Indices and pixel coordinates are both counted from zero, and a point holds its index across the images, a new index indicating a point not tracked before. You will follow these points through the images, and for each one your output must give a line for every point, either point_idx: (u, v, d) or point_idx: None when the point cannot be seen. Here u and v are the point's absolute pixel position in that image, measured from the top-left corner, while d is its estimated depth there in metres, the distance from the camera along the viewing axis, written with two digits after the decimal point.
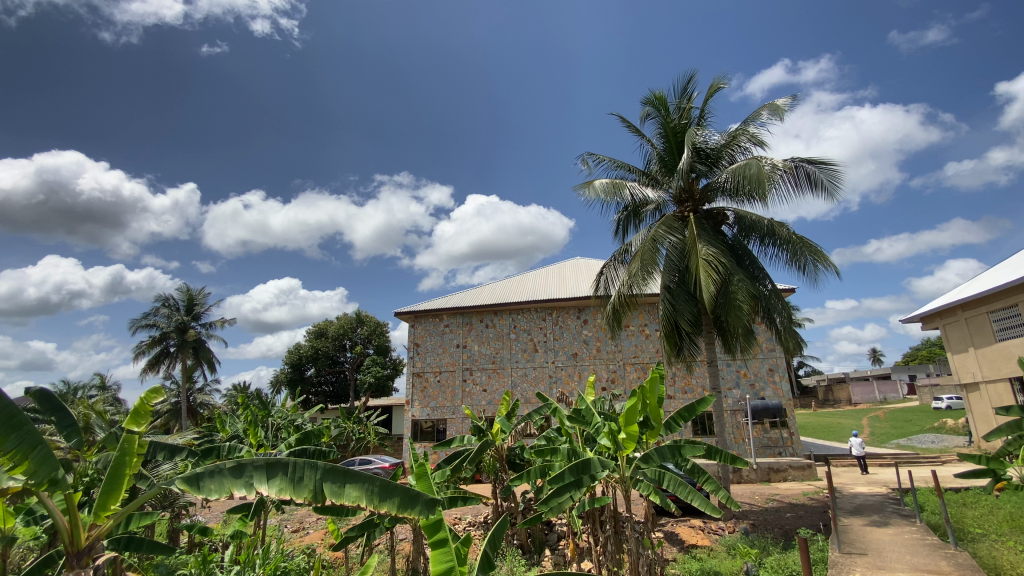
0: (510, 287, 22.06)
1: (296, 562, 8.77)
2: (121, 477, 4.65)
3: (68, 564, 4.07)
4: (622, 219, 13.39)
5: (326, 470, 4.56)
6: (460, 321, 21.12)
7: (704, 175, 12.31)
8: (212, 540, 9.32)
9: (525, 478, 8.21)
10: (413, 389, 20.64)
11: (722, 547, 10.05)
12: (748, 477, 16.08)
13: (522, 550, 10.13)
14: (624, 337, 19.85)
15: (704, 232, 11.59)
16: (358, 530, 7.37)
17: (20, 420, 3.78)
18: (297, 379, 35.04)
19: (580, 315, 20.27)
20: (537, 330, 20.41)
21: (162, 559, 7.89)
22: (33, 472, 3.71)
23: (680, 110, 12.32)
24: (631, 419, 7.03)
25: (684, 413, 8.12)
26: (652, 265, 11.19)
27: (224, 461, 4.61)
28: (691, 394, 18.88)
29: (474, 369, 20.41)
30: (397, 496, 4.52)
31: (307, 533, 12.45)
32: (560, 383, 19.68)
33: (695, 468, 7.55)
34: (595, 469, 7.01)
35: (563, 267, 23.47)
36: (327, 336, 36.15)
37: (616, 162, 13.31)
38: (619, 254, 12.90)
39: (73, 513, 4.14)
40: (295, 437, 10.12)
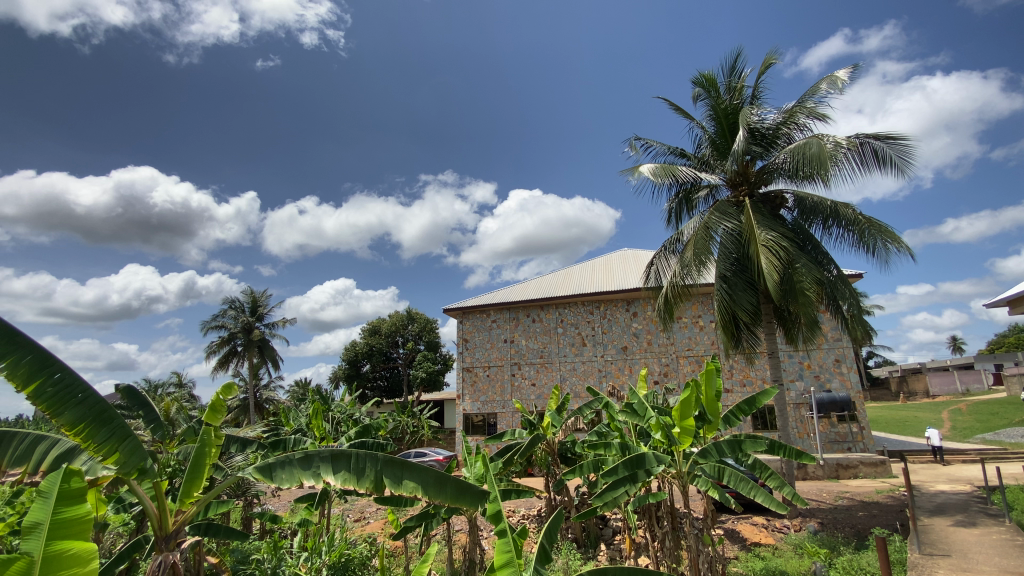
0: (557, 281, 21.94)
1: (360, 551, 9.11)
2: (203, 467, 4.99)
3: (158, 546, 4.41)
4: (673, 207, 13.03)
5: (385, 462, 4.70)
6: (507, 317, 21.23)
7: (760, 156, 11.70)
8: (281, 528, 9.88)
9: (577, 473, 8.13)
10: (463, 384, 20.95)
11: (788, 547, 9.60)
12: (814, 473, 15.30)
13: (578, 544, 10.06)
14: (676, 330, 19.32)
15: (761, 216, 11.02)
16: (415, 520, 7.56)
17: (110, 415, 4.10)
18: (353, 375, 36.44)
19: (629, 308, 19.87)
20: (585, 324, 20.20)
21: (238, 544, 8.42)
22: (124, 462, 4.04)
23: (731, 90, 11.79)
24: (685, 413, 6.81)
25: (744, 406, 7.77)
26: (706, 252, 10.74)
27: (293, 452, 4.85)
28: (750, 387, 18.19)
29: (522, 364, 20.48)
30: (451, 488, 4.61)
31: (367, 522, 12.96)
32: (611, 377, 19.42)
33: (757, 464, 7.22)
34: (650, 464, 6.85)
35: (611, 259, 23.09)
36: (381, 333, 37.28)
37: (664, 148, 12.89)
38: (670, 243, 12.51)
39: (161, 500, 4.47)
40: (354, 431, 10.51)
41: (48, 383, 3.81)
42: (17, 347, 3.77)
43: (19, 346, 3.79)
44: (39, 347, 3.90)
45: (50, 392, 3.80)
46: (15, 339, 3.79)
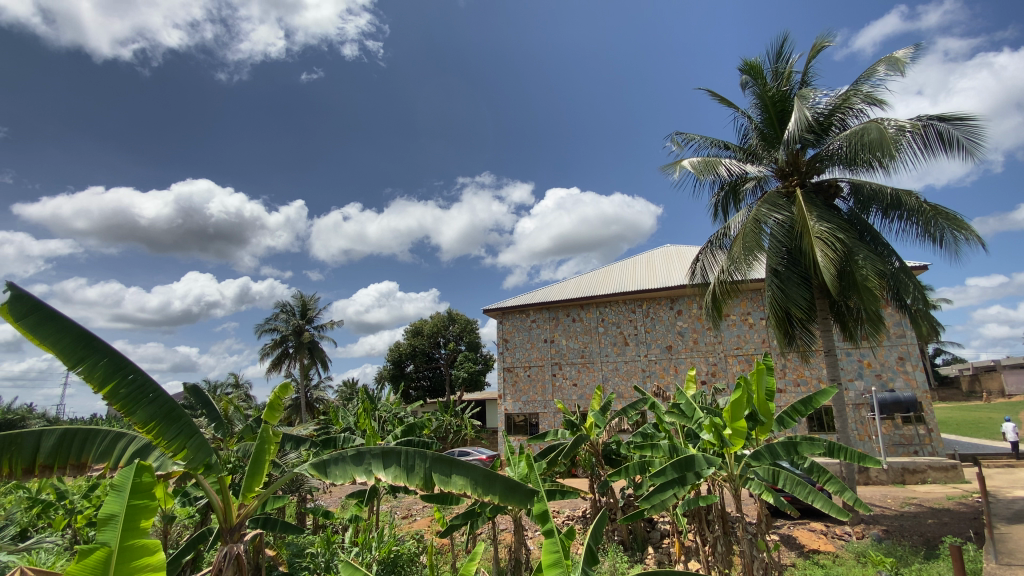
0: (597, 280, 21.69)
1: (408, 547, 9.31)
2: (263, 462, 5.22)
3: (223, 537, 4.64)
4: (719, 200, 12.63)
5: (434, 459, 4.79)
6: (547, 316, 21.17)
7: (812, 144, 11.17)
8: (333, 523, 10.21)
9: (623, 475, 7.97)
10: (504, 384, 21.02)
11: (850, 555, 9.11)
12: (876, 478, 14.47)
13: (624, 546, 9.92)
14: (724, 328, 18.72)
15: (815, 207, 10.49)
16: (461, 519, 7.63)
17: (178, 414, 4.35)
18: (398, 375, 37.33)
19: (673, 306, 19.39)
20: (627, 323, 19.89)
21: (294, 538, 8.75)
22: (191, 458, 4.26)
23: (778, 77, 11.31)
24: (737, 414, 6.56)
25: (800, 407, 7.44)
26: (756, 246, 10.31)
27: (345, 449, 4.99)
28: (804, 387, 17.41)
29: (563, 364, 20.36)
30: (499, 486, 4.65)
31: (414, 519, 13.23)
32: (655, 377, 19.02)
33: (815, 467, 6.88)
34: (700, 465, 6.64)
35: (653, 256, 22.61)
36: (423, 334, 38.00)
37: (708, 140, 12.51)
38: (716, 239, 12.15)
39: (225, 494, 4.72)
40: (400, 429, 10.73)
41: (122, 383, 4.09)
42: (94, 351, 4.06)
43: (96, 350, 4.08)
44: (113, 350, 4.19)
45: (124, 393, 4.08)
46: (92, 344, 4.08)
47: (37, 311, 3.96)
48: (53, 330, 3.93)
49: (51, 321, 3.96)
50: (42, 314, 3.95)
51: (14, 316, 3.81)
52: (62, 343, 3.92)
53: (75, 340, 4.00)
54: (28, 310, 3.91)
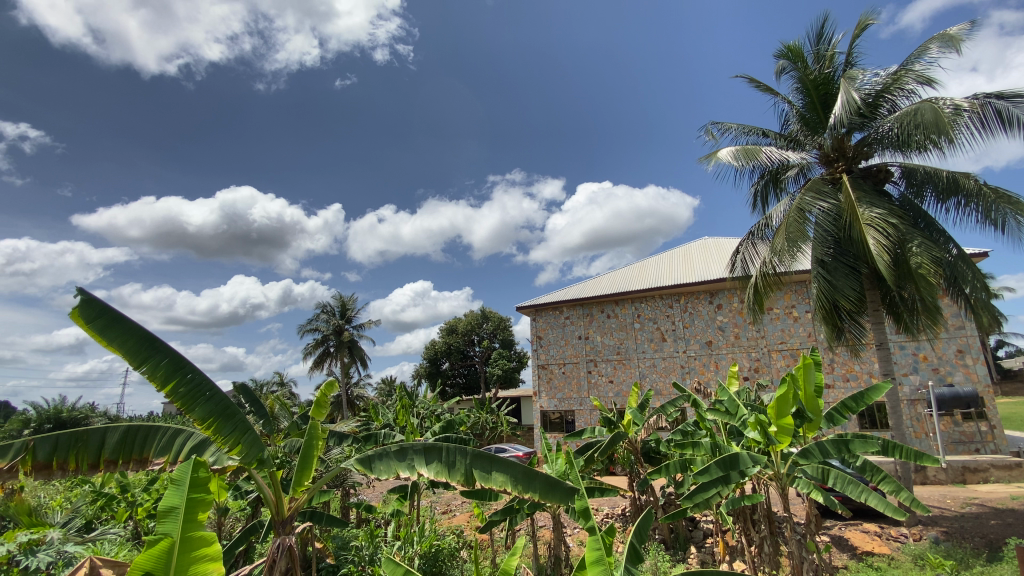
0: (632, 275, 21.38)
1: (448, 542, 9.44)
2: (311, 458, 5.41)
3: (276, 529, 4.84)
4: (758, 190, 12.24)
5: (474, 456, 4.86)
6: (581, 313, 21.04)
7: (859, 128, 10.67)
8: (376, 517, 10.47)
9: (663, 473, 7.81)
10: (539, 380, 21.03)
11: (907, 557, 8.68)
12: (934, 477, 13.72)
13: (666, 545, 9.78)
14: (767, 322, 18.15)
15: (864, 193, 10.04)
16: (500, 514, 7.68)
17: (233, 410, 4.55)
18: (434, 372, 37.94)
19: (712, 300, 18.93)
20: (664, 319, 19.54)
21: (339, 531, 9.02)
22: (245, 453, 4.47)
23: (820, 60, 10.84)
24: (783, 411, 6.33)
25: (850, 403, 7.13)
26: (801, 236, 9.92)
27: (389, 445, 5.11)
28: (854, 382, 16.69)
29: (598, 361, 20.19)
30: (539, 482, 4.68)
31: (454, 515, 13.42)
32: (695, 373, 18.61)
33: (867, 465, 6.59)
34: (745, 464, 6.46)
35: (690, 249, 22.11)
36: (458, 332, 38.45)
37: (745, 128, 12.11)
38: (758, 230, 11.77)
39: (276, 488, 4.91)
40: (438, 426, 10.89)
41: (182, 382, 4.32)
42: (156, 352, 4.30)
43: (158, 350, 4.32)
44: (174, 351, 4.43)
45: (184, 391, 4.31)
46: (154, 345, 4.32)
47: (105, 314, 4.21)
48: (119, 332, 4.18)
49: (117, 324, 4.21)
50: (109, 317, 4.20)
51: (84, 319, 4.06)
52: (127, 344, 4.17)
53: (138, 341, 4.24)
54: (95, 312, 4.15)
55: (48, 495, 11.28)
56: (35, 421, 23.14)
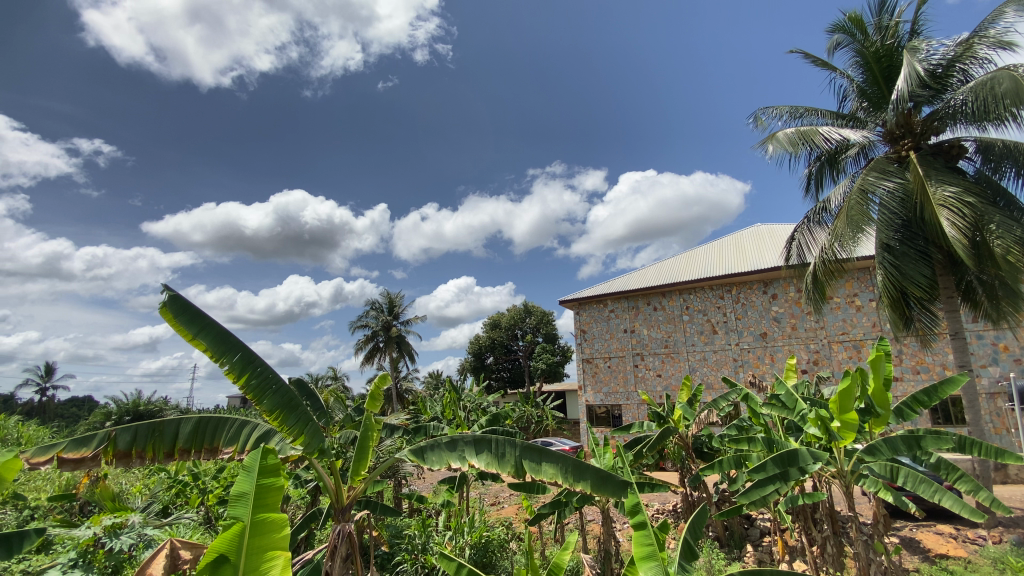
0: (679, 266, 20.83)
1: (498, 534, 9.58)
2: (367, 449, 5.63)
3: (336, 516, 5.05)
4: (814, 172, 11.63)
5: (524, 448, 4.90)
6: (625, 306, 20.71)
7: (927, 102, 9.91)
8: (427, 508, 10.74)
9: (716, 469, 7.57)
10: (585, 374, 20.87)
11: (986, 561, 8.06)
12: (1017, 477, 12.65)
13: (720, 543, 9.55)
14: (827, 312, 17.26)
15: (934, 171, 9.36)
16: (549, 507, 7.69)
17: (297, 403, 4.80)
18: (479, 367, 38.55)
19: (766, 290, 18.18)
20: (714, 310, 18.94)
21: (393, 520, 9.34)
22: (308, 443, 4.70)
23: (883, 30, 10.11)
24: (847, 405, 6.00)
25: (922, 397, 6.67)
26: (864, 219, 9.33)
27: (440, 436, 5.21)
28: (925, 375, 15.61)
29: (645, 354, 19.81)
30: (591, 476, 4.68)
31: (502, 507, 13.59)
32: (748, 366, 17.94)
33: (942, 463, 6.15)
34: (805, 460, 6.11)
35: (741, 237, 21.27)
36: (501, 327, 38.78)
37: (799, 109, 11.52)
38: (815, 215, 11.21)
39: (335, 477, 5.13)
40: (484, 419, 11.04)
41: (254, 375, 4.60)
42: (231, 346, 4.59)
43: (233, 345, 4.61)
44: (246, 346, 4.71)
45: (255, 383, 4.58)
46: (230, 340, 4.61)
47: (189, 309, 4.53)
48: (200, 327, 4.49)
49: (198, 319, 4.52)
50: (192, 313, 4.51)
51: (172, 313, 4.37)
52: (208, 339, 4.47)
53: (217, 336, 4.54)
54: (181, 308, 4.47)
55: (130, 482, 12.31)
56: (116, 414, 25.18)
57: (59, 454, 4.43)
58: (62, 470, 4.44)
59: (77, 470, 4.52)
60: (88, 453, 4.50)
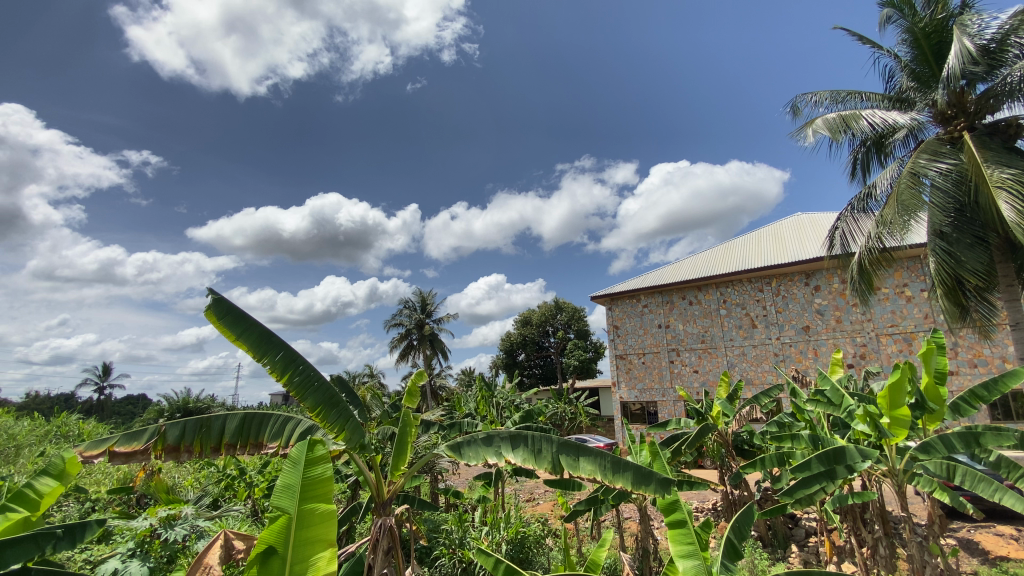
0: (715, 258, 20.33)
1: (534, 529, 9.61)
2: (406, 444, 5.76)
3: (377, 510, 5.17)
4: (860, 156, 11.24)
5: (560, 444, 4.91)
6: (659, 300, 20.37)
7: (982, 79, 9.33)
8: (463, 503, 10.87)
9: (758, 467, 7.36)
10: (618, 371, 20.66)
11: None
12: None
13: (763, 542, 9.31)
14: (874, 303, 16.53)
15: (992, 152, 8.79)
16: (585, 504, 7.66)
17: (338, 399, 4.94)
18: (511, 363, 38.75)
19: (809, 282, 17.53)
20: (753, 303, 18.41)
21: (431, 515, 9.49)
22: (349, 438, 4.83)
23: (932, 4, 9.55)
24: (897, 400, 5.73)
25: (980, 392, 6.30)
26: (916, 204, 8.83)
27: (476, 432, 5.26)
28: (983, 368, 14.76)
29: (681, 350, 19.44)
30: (629, 473, 4.65)
31: (537, 503, 13.65)
32: (789, 361, 17.36)
33: (1004, 462, 5.79)
34: (853, 458, 5.85)
35: (781, 227, 20.57)
36: (532, 323, 38.82)
37: (841, 92, 11.04)
38: (860, 202, 10.78)
39: (376, 472, 5.25)
40: (518, 415, 11.09)
41: (295, 373, 4.77)
42: (272, 345, 4.76)
43: (275, 345, 4.78)
44: (287, 345, 4.88)
45: (297, 381, 4.75)
46: (272, 340, 4.79)
47: (231, 311, 4.71)
48: (242, 329, 4.67)
49: (241, 321, 4.70)
50: (234, 314, 4.69)
51: (215, 316, 4.56)
52: (250, 339, 4.65)
53: (258, 336, 4.71)
54: (223, 310, 4.65)
55: (182, 476, 12.95)
56: (167, 411, 26.54)
57: (110, 448, 4.63)
58: (113, 463, 4.63)
59: (127, 463, 4.71)
60: (138, 447, 4.70)
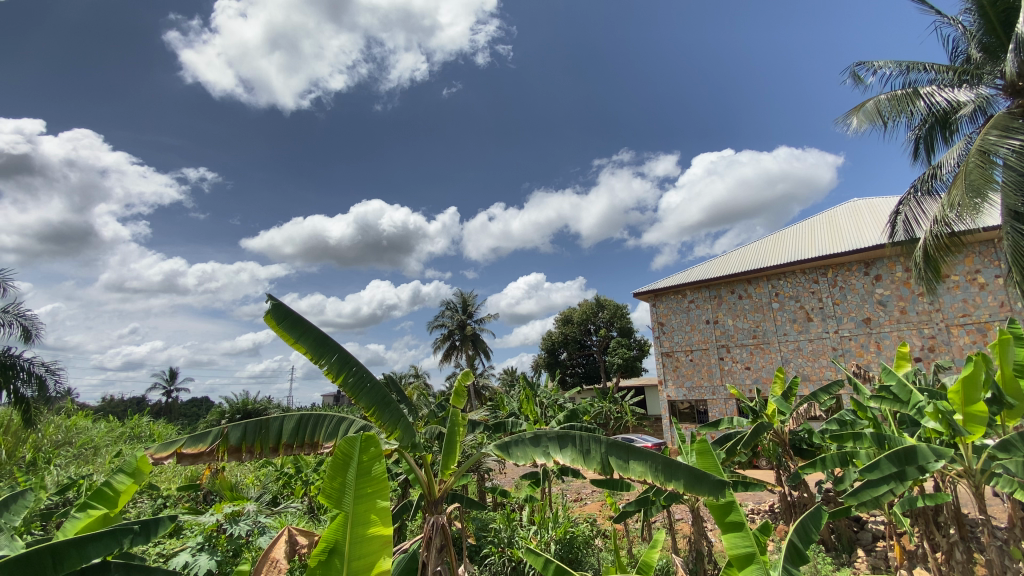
0: (765, 250, 19.53)
1: (583, 530, 9.55)
2: (456, 444, 5.86)
3: (430, 508, 5.28)
4: (921, 135, 10.50)
5: (609, 444, 4.87)
6: (706, 295, 19.79)
7: None
8: (510, 502, 10.95)
9: (818, 466, 7.00)
10: (664, 369, 20.18)
11: None
12: None
13: (827, 547, 8.88)
14: (942, 292, 15.45)
15: None
16: (635, 505, 7.54)
17: (390, 400, 5.08)
18: (553, 362, 38.69)
19: (868, 272, 16.59)
20: (807, 296, 17.58)
21: (479, 514, 9.62)
22: (402, 437, 4.95)
23: None
24: (972, 395, 5.33)
25: None
26: (987, 184, 8.19)
27: (524, 432, 5.28)
28: None
29: (731, 346, 18.78)
30: (684, 475, 4.52)
31: (585, 503, 13.56)
32: (850, 356, 16.44)
33: None
34: (925, 458, 5.49)
35: (835, 215, 19.54)
36: (573, 322, 38.57)
37: (898, 68, 10.38)
38: (924, 185, 10.09)
39: (428, 471, 5.34)
40: (563, 415, 11.06)
41: (349, 374, 4.94)
42: (328, 348, 4.95)
43: (330, 347, 4.97)
44: (342, 348, 5.06)
45: (352, 382, 4.92)
46: (327, 343, 4.97)
47: (289, 316, 4.93)
48: (300, 332, 4.88)
49: (298, 325, 4.91)
50: (292, 319, 4.91)
51: (275, 320, 4.79)
52: (308, 342, 4.86)
53: (316, 339, 4.91)
54: (282, 315, 4.88)
55: (244, 475, 13.67)
56: (229, 412, 28.13)
57: (178, 449, 4.90)
58: (182, 465, 4.90)
59: (194, 464, 4.96)
60: (204, 448, 4.98)
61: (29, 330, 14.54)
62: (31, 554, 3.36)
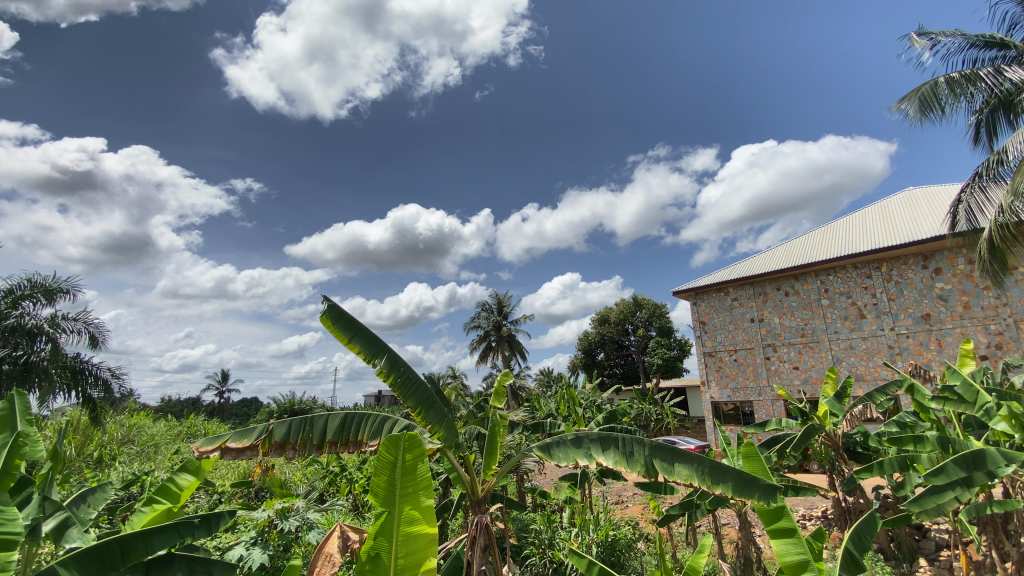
0: (812, 244, 18.74)
1: (624, 532, 9.44)
2: (497, 444, 5.91)
3: (473, 507, 5.35)
4: (984, 118, 9.77)
5: (653, 447, 4.80)
6: (750, 292, 19.15)
7: None
8: (550, 503, 10.95)
9: (875, 471, 6.66)
10: (707, 369, 19.61)
11: None
12: None
13: (885, 555, 8.46)
14: (1010, 286, 14.44)
15: None
16: (679, 508, 7.38)
17: (435, 399, 5.16)
18: (591, 363, 38.37)
19: (926, 265, 15.69)
20: (859, 291, 16.75)
21: (520, 514, 9.68)
22: (445, 437, 5.05)
23: None
24: None
25: None
26: None
27: (565, 434, 5.27)
28: None
29: (777, 344, 18.10)
30: (732, 479, 4.38)
31: (626, 505, 13.40)
32: (908, 354, 15.56)
33: None
34: (995, 463, 5.15)
35: (889, 205, 18.54)
36: (610, 322, 38.11)
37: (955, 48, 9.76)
38: (987, 172, 9.44)
39: (470, 471, 5.40)
40: (602, 416, 10.97)
41: (398, 374, 5.07)
42: (379, 347, 5.10)
43: (381, 347, 5.12)
44: (391, 348, 5.21)
45: (400, 381, 5.05)
46: (379, 343, 5.13)
47: (343, 316, 5.12)
48: (354, 331, 5.06)
49: (352, 324, 5.09)
50: (347, 318, 5.09)
51: (330, 320, 4.99)
52: (361, 341, 5.04)
53: (368, 338, 5.08)
54: (336, 315, 5.06)
55: (292, 472, 14.21)
56: (276, 412, 29.26)
57: (223, 444, 5.11)
58: (225, 459, 5.11)
59: (238, 458, 5.19)
60: (248, 443, 5.21)
61: (95, 336, 15.59)
62: (102, 545, 3.63)
